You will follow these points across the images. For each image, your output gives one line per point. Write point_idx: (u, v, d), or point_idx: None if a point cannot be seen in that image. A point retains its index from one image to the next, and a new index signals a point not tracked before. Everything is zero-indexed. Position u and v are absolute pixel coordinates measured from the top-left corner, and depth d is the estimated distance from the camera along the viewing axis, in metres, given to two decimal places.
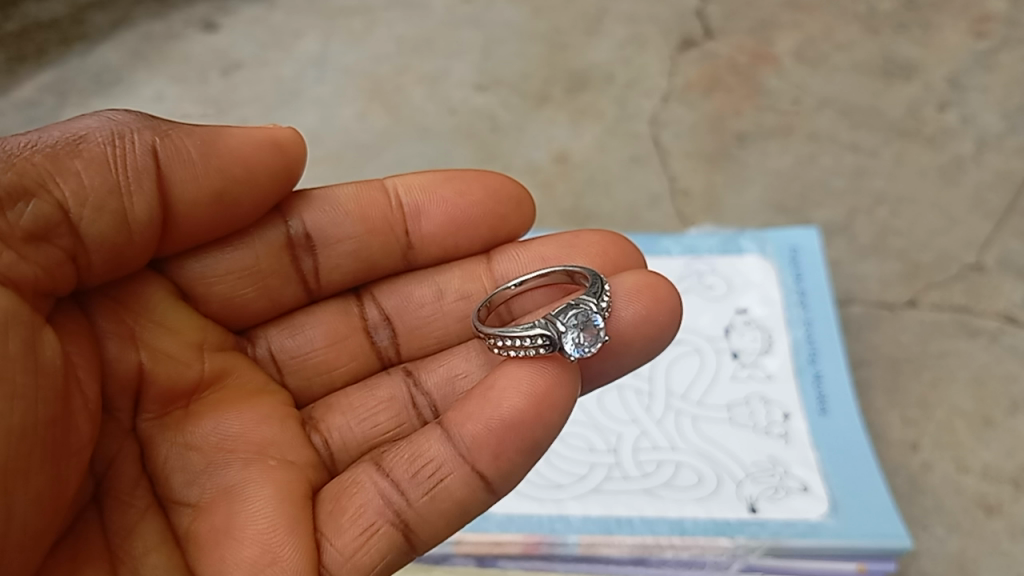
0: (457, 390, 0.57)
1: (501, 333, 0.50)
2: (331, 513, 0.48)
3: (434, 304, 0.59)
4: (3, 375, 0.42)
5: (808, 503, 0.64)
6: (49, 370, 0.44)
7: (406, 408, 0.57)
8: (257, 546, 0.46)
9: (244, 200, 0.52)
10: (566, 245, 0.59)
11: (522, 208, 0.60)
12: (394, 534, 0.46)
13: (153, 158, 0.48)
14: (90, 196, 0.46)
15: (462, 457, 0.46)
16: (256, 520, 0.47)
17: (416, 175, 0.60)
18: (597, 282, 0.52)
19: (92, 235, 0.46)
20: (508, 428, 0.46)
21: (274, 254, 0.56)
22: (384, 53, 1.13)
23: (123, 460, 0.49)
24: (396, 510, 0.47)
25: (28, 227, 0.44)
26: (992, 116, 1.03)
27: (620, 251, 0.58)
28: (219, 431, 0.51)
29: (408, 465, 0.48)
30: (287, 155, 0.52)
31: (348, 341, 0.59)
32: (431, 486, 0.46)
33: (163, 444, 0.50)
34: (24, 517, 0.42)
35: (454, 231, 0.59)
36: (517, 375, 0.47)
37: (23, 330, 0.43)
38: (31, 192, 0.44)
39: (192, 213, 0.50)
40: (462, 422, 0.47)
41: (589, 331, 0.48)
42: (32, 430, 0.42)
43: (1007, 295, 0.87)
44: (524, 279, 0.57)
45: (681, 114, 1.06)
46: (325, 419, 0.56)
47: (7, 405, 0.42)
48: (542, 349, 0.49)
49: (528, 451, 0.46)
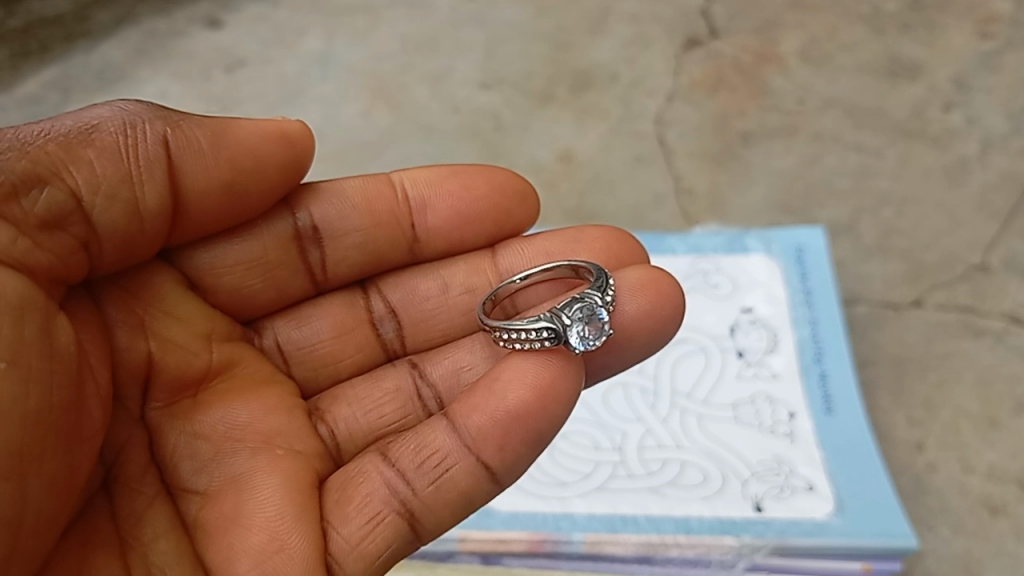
0: (462, 381, 0.56)
1: (506, 326, 0.50)
2: (337, 501, 0.48)
3: (439, 297, 0.59)
4: (17, 360, 0.42)
5: (814, 502, 0.64)
6: (63, 358, 0.44)
7: (412, 399, 0.57)
8: (265, 534, 0.46)
9: (253, 191, 0.52)
10: (570, 240, 0.58)
11: (527, 204, 0.60)
12: (399, 523, 0.46)
13: (164, 148, 0.48)
14: (102, 184, 0.46)
15: (467, 448, 0.46)
16: (264, 508, 0.47)
17: (422, 169, 0.59)
18: (601, 276, 0.52)
19: (104, 224, 0.46)
20: (513, 420, 0.46)
21: (281, 246, 0.56)
22: (387, 51, 1.13)
23: (132, 446, 0.49)
24: (401, 499, 0.46)
25: (42, 214, 0.44)
26: (996, 117, 1.03)
27: (623, 247, 0.58)
28: (226, 420, 0.51)
29: (414, 455, 0.48)
30: (296, 148, 0.52)
31: (353, 333, 0.59)
32: (436, 476, 0.46)
33: (172, 431, 0.50)
34: (38, 501, 0.42)
35: (460, 225, 0.58)
36: (523, 367, 0.47)
37: (38, 316, 0.43)
38: (46, 180, 0.44)
39: (201, 203, 0.50)
40: (468, 413, 0.47)
41: (593, 325, 0.48)
42: (46, 415, 0.42)
43: (1012, 296, 0.86)
44: (529, 273, 0.57)
45: (686, 114, 1.06)
46: (331, 409, 0.56)
47: (19, 391, 0.41)
48: (547, 342, 0.49)
49: (533, 442, 0.46)
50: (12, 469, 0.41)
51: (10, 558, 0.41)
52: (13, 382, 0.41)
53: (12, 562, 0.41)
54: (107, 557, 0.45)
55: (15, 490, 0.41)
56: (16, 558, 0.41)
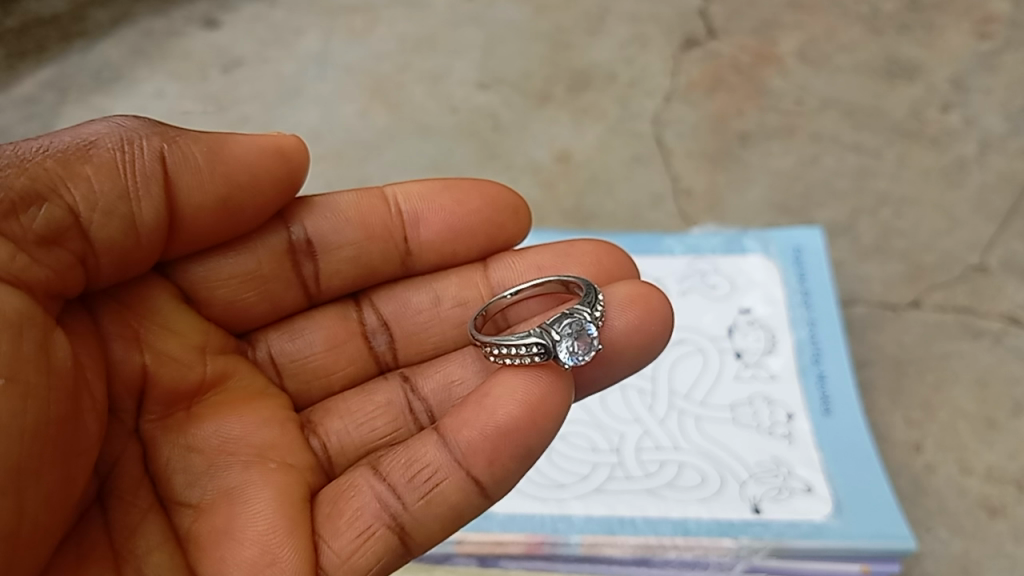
0: (454, 396, 0.56)
1: (498, 341, 0.50)
2: (329, 515, 0.47)
3: (431, 311, 0.59)
4: (16, 376, 0.41)
5: (812, 504, 0.64)
6: (60, 372, 0.43)
7: (402, 414, 0.56)
8: (257, 548, 0.46)
9: (248, 207, 0.51)
10: (561, 254, 0.58)
11: (519, 218, 0.60)
12: (389, 538, 0.46)
13: (161, 164, 0.48)
14: (100, 200, 0.46)
15: (457, 462, 0.46)
16: (257, 521, 0.47)
17: (414, 183, 0.59)
18: (591, 292, 0.52)
19: (101, 240, 0.46)
20: (503, 435, 0.46)
21: (276, 259, 0.55)
22: (384, 51, 1.13)
23: (127, 460, 0.49)
24: (392, 513, 0.46)
25: (40, 231, 0.44)
26: (995, 117, 1.03)
27: (614, 261, 0.58)
28: (220, 433, 0.50)
29: (404, 469, 0.47)
30: (291, 165, 0.52)
31: (345, 346, 0.58)
32: (427, 491, 0.46)
33: (166, 445, 0.50)
34: (34, 515, 0.42)
35: (452, 239, 0.58)
36: (516, 383, 0.47)
37: (36, 331, 0.43)
38: (44, 197, 0.44)
39: (197, 218, 0.50)
40: (458, 428, 0.47)
41: (583, 340, 0.48)
42: (43, 429, 0.42)
43: (1010, 297, 0.86)
44: (520, 289, 0.57)
45: (683, 114, 1.05)
46: (323, 422, 0.55)
47: (18, 406, 0.41)
48: (537, 357, 0.49)
49: (523, 457, 0.46)
50: (10, 482, 0.41)
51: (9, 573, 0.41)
52: (11, 397, 0.41)
53: None
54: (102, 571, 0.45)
55: (14, 505, 0.41)
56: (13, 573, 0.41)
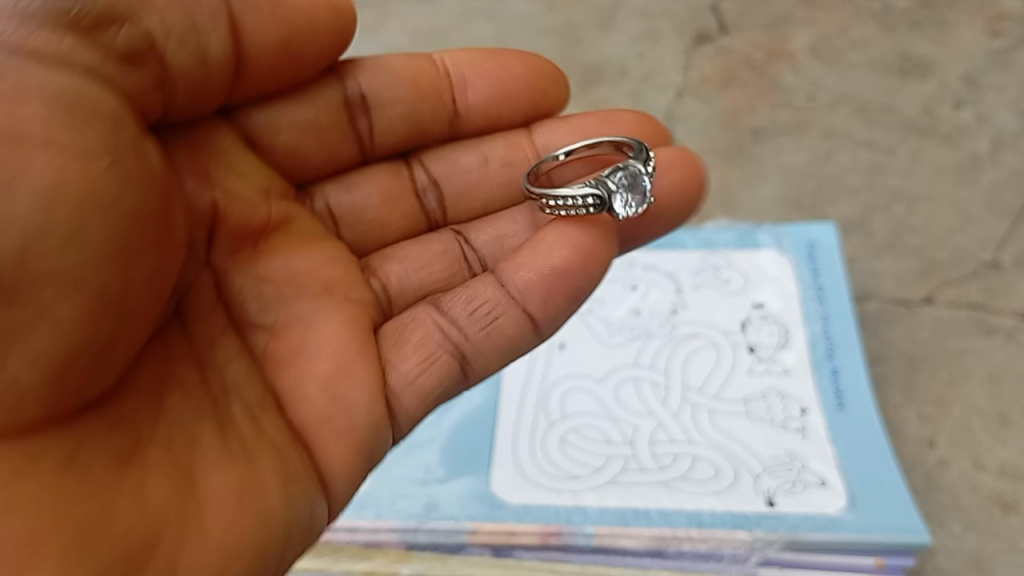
0: (506, 247, 0.59)
1: (552, 194, 0.52)
2: (395, 344, 0.52)
3: (481, 170, 0.61)
4: (118, 158, 0.42)
5: (827, 498, 0.63)
6: (154, 169, 0.45)
7: (458, 260, 0.59)
8: (333, 363, 0.49)
9: (309, 54, 0.53)
10: (603, 120, 0.61)
11: (558, 87, 0.63)
12: (452, 364, 0.51)
13: (227, 6, 0.49)
14: (173, 27, 0.46)
15: (515, 299, 0.51)
16: (329, 341, 0.49)
17: (459, 52, 0.61)
18: (642, 154, 0.56)
19: (176, 65, 0.47)
20: (559, 276, 0.50)
21: (332, 112, 0.57)
22: (396, 45, 1.13)
23: (201, 284, 0.50)
24: (456, 343, 0.52)
25: (124, 48, 0.44)
26: (1007, 114, 1.03)
27: (652, 127, 0.61)
28: (289, 268, 0.52)
29: (465, 304, 0.52)
30: (344, 13, 0.54)
31: (398, 201, 0.61)
32: (487, 323, 0.51)
33: (237, 275, 0.51)
34: (140, 280, 0.43)
35: (498, 102, 0.61)
36: (566, 231, 0.51)
37: (132, 131, 0.44)
38: (125, 16, 0.44)
39: (263, 58, 0.51)
40: (516, 270, 0.51)
41: (638, 192, 0.53)
42: (143, 213, 0.43)
43: (1023, 293, 0.86)
44: (572, 150, 0.60)
45: (695, 110, 1.05)
46: (382, 266, 0.58)
47: (121, 188, 0.42)
48: (592, 208, 0.52)
49: (575, 297, 0.51)
50: (116, 255, 0.42)
51: (116, 346, 0.42)
52: (115, 177, 0.42)
53: (118, 349, 0.42)
54: (187, 369, 0.47)
55: (121, 275, 0.42)
56: (119, 346, 0.42)
